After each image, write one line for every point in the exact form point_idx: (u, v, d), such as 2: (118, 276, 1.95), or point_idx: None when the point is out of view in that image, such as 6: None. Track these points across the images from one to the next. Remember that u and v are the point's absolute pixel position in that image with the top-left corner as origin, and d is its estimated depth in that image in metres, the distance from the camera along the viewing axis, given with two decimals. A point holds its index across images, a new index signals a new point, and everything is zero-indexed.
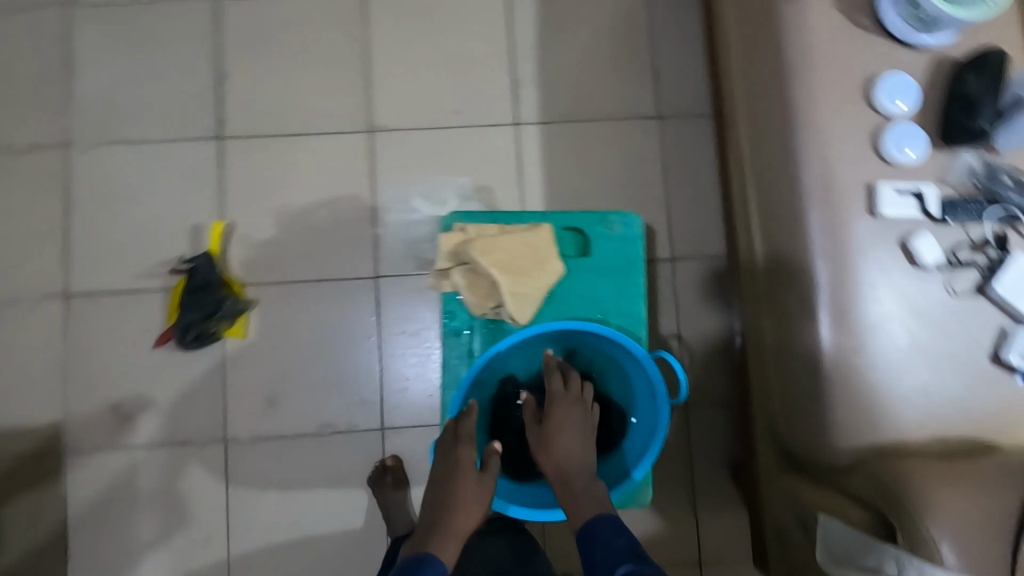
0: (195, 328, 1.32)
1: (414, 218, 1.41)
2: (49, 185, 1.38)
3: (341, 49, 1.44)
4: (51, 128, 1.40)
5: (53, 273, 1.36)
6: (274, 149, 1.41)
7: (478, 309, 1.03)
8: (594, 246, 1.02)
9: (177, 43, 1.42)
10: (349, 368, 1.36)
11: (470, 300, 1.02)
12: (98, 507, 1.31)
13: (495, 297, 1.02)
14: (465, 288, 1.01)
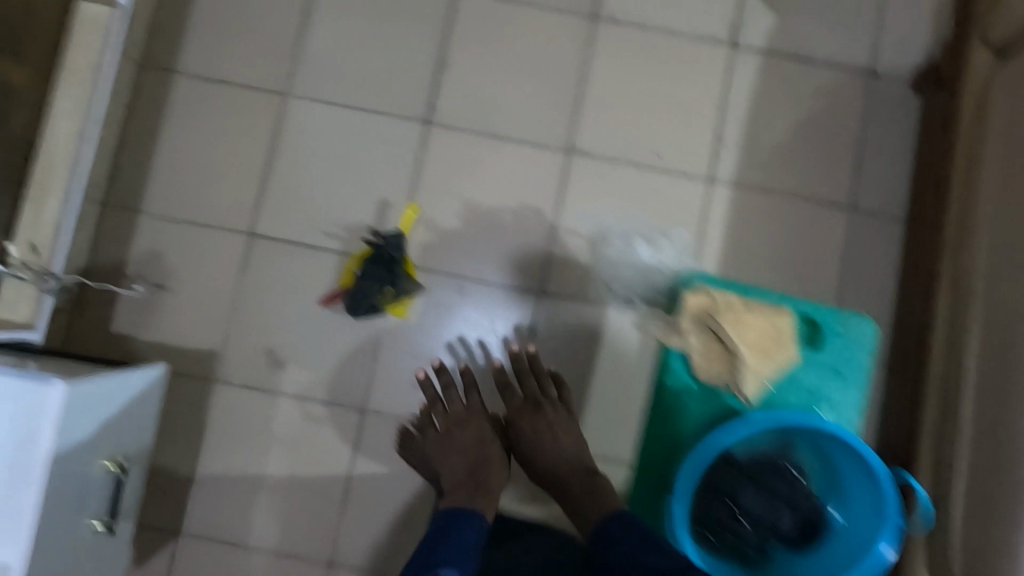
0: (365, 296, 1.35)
1: (635, 259, 1.40)
2: (260, 126, 1.44)
3: (560, 66, 1.47)
4: (276, 73, 1.46)
5: (245, 210, 1.42)
6: (474, 145, 1.45)
7: (704, 376, 1.04)
8: (828, 345, 1.04)
9: (410, 22, 1.47)
10: (476, 367, 1.40)
11: (700, 364, 1.04)
12: (235, 441, 1.37)
13: (727, 369, 1.03)
14: (701, 353, 1.02)
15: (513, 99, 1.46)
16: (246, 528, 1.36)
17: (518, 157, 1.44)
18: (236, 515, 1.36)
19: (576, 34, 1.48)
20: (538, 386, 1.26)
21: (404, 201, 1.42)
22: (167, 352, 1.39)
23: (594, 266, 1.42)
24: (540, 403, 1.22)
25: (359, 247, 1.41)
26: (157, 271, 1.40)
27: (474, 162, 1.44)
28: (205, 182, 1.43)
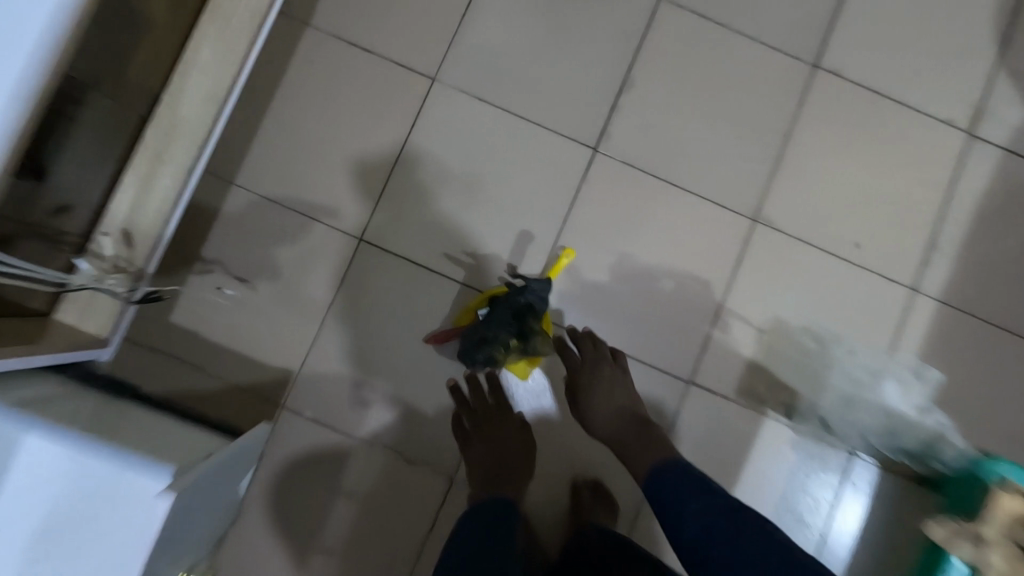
0: (490, 342, 1.07)
1: (862, 391, 1.17)
2: (394, 112, 1.19)
3: (762, 116, 1.21)
4: (425, 53, 1.20)
5: (357, 209, 1.17)
6: (644, 188, 1.19)
7: None
8: None
9: (596, 26, 1.21)
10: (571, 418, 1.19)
11: None
12: (292, 485, 1.13)
13: None
14: None
15: (699, 143, 1.20)
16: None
17: (693, 214, 1.19)
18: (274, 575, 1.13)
19: (788, 82, 1.23)
20: (591, 349, 1.13)
21: (548, 239, 1.18)
22: (233, 360, 1.14)
23: (756, 364, 1.17)
24: (593, 370, 1.11)
25: (494, 286, 1.17)
26: (240, 260, 1.16)
27: (640, 209, 1.19)
28: (316, 165, 1.18)
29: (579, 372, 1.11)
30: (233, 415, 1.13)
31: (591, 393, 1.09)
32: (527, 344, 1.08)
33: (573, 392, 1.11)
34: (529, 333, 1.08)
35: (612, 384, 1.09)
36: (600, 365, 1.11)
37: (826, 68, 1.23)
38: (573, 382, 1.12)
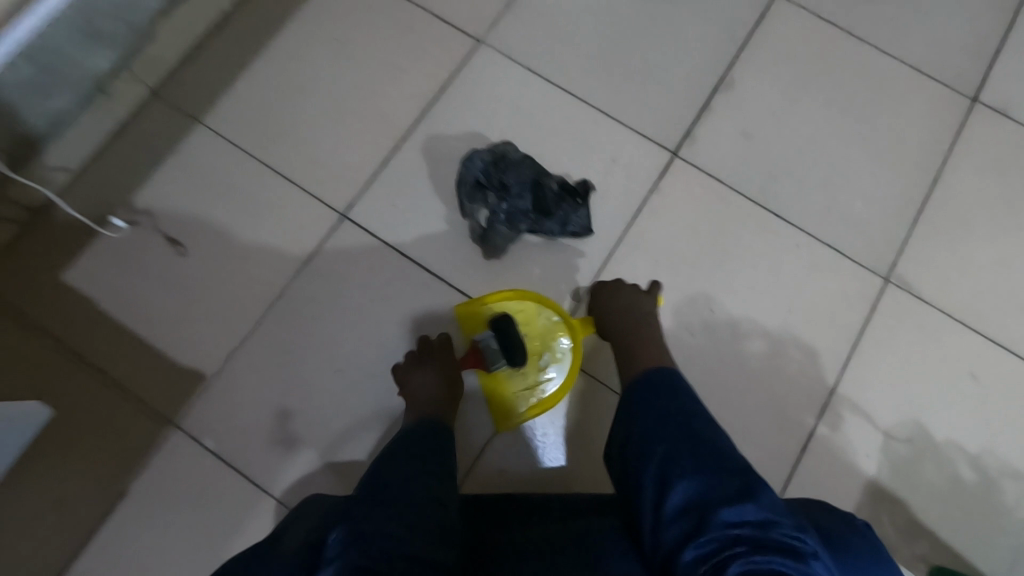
0: (491, 178, 0.83)
1: None
2: (421, 69, 0.92)
3: (902, 147, 0.91)
4: (474, 10, 0.95)
5: (348, 178, 0.88)
6: (733, 210, 0.87)
7: None
8: None
9: (692, 13, 0.96)
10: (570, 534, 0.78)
11: None
12: (151, 553, 0.75)
13: None
14: None
15: (817, 170, 0.89)
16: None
17: (799, 259, 0.85)
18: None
19: (941, 110, 0.92)
20: (568, 213, 0.82)
21: (591, 255, 0.85)
22: (131, 346, 0.81)
23: (880, 491, 0.77)
24: (555, 208, 0.82)
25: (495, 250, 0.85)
26: (180, 216, 0.86)
27: (727, 239, 0.86)
28: (308, 116, 0.90)
29: (553, 206, 0.82)
30: (103, 427, 0.78)
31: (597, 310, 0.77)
32: (504, 220, 0.82)
33: (525, 213, 0.82)
34: (516, 216, 0.82)
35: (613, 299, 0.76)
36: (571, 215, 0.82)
37: (995, 103, 0.93)
38: (531, 212, 0.82)
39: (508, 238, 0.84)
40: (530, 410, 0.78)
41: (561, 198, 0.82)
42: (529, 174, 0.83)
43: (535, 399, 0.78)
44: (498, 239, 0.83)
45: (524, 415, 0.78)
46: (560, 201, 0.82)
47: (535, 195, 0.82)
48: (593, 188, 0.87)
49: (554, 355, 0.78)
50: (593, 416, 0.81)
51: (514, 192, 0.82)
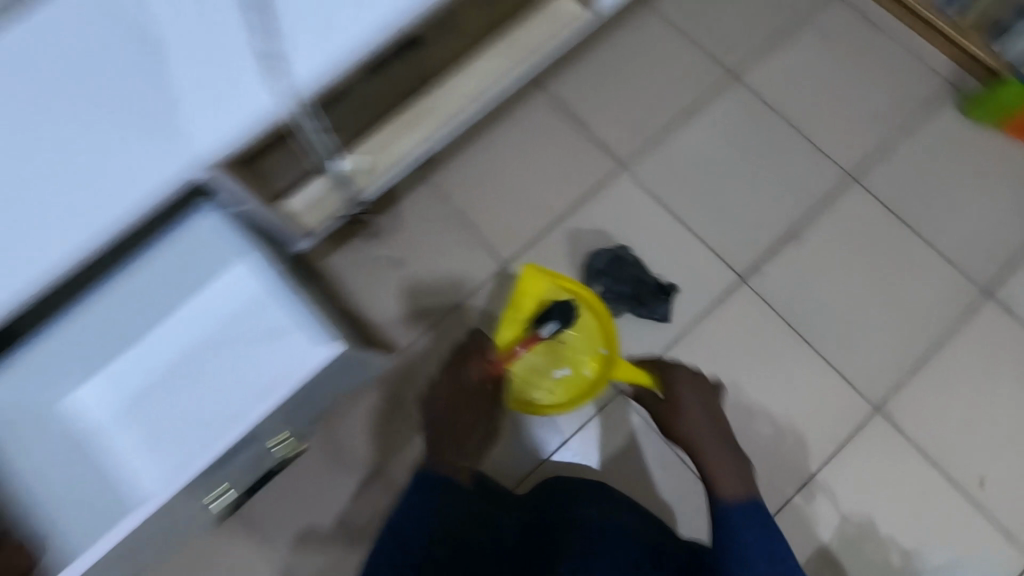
0: (611, 271, 1.23)
1: None
2: (581, 176, 1.32)
3: (920, 315, 1.21)
4: (626, 143, 1.34)
5: (514, 238, 1.28)
6: (777, 330, 1.21)
7: None
8: None
9: (783, 182, 1.31)
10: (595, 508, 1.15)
11: None
12: (339, 449, 1.16)
13: None
14: None
15: (846, 317, 1.21)
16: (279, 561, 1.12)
17: (817, 378, 1.18)
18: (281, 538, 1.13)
19: (958, 296, 1.22)
20: (660, 303, 1.22)
21: (666, 336, 1.22)
22: (351, 313, 1.21)
23: (829, 555, 1.10)
24: (652, 298, 1.22)
25: None
26: (397, 235, 1.26)
27: (765, 349, 1.20)
28: (497, 188, 1.30)
29: (651, 297, 1.22)
30: None
31: (680, 407, 0.96)
32: (616, 301, 1.22)
33: (631, 298, 1.22)
34: (624, 298, 1.22)
35: (695, 398, 0.97)
36: (662, 305, 1.22)
37: (1003, 302, 1.22)
38: (635, 298, 1.22)
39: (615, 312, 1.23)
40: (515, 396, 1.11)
41: (656, 293, 1.22)
42: (638, 272, 1.23)
43: (527, 390, 1.12)
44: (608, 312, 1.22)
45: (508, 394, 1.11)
46: (656, 295, 1.22)
47: (640, 288, 1.22)
48: (676, 292, 1.24)
49: (569, 373, 1.12)
50: (639, 444, 1.18)
51: (626, 283, 1.22)
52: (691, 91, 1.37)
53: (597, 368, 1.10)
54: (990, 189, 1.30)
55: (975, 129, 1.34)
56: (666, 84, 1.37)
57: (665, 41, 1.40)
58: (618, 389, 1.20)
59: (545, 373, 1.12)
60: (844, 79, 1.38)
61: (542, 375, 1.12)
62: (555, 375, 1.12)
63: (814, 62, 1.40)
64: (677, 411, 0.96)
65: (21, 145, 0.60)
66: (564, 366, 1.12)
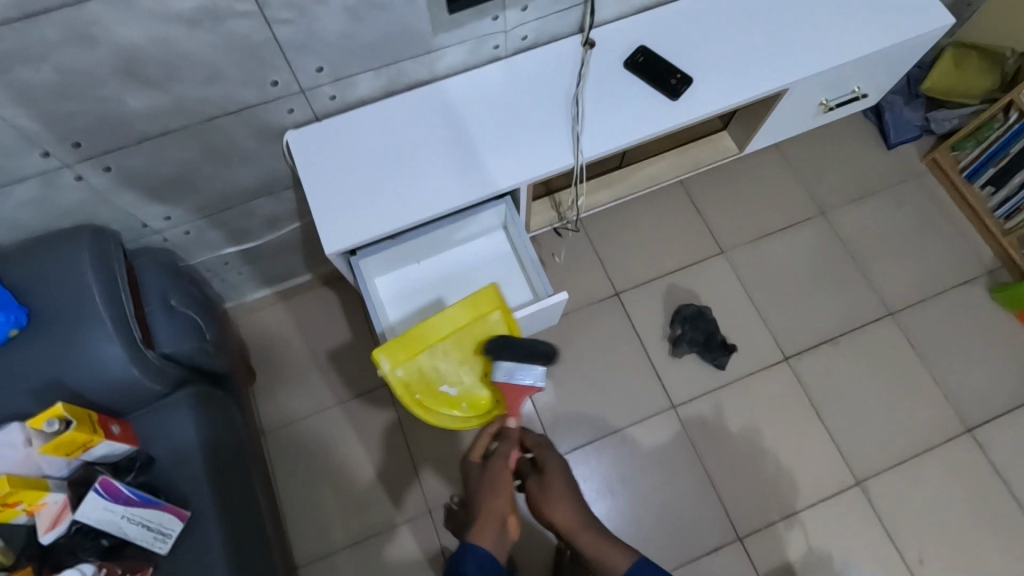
0: (693, 321, 1.67)
1: None
2: (690, 249, 1.79)
3: (909, 428, 1.61)
4: (730, 236, 1.81)
5: (630, 277, 1.75)
6: (799, 402, 1.63)
7: None
8: None
9: (837, 301, 1.75)
10: (633, 479, 1.56)
11: None
12: None
13: None
14: None
15: (854, 411, 1.63)
16: (409, 436, 1.59)
17: (818, 446, 1.59)
18: (415, 422, 1.61)
19: (946, 424, 1.61)
20: (721, 355, 1.65)
21: (719, 380, 1.65)
22: None
23: (792, 569, 1.49)
24: (717, 349, 1.65)
25: (676, 351, 1.66)
26: (550, 248, 1.76)
27: (787, 412, 1.62)
28: (627, 238, 1.79)
29: (717, 348, 1.65)
30: None
31: (544, 499, 1.08)
32: (690, 342, 1.65)
33: (702, 344, 1.65)
34: (697, 342, 1.65)
35: (556, 482, 1.09)
36: (723, 357, 1.65)
37: (979, 438, 1.59)
38: (704, 344, 1.65)
39: (686, 350, 1.66)
40: (403, 380, 1.12)
41: (721, 347, 1.65)
42: (713, 328, 1.67)
43: (416, 384, 1.14)
44: (682, 348, 1.65)
45: (397, 372, 1.11)
46: (721, 348, 1.65)
47: (711, 339, 1.66)
48: (736, 351, 1.67)
49: (454, 396, 1.16)
50: (677, 446, 1.59)
51: (701, 332, 1.66)
52: (789, 215, 1.84)
53: (475, 402, 1.16)
54: (995, 355, 1.68)
55: (998, 308, 1.73)
56: (771, 204, 1.85)
57: (779, 174, 1.88)
58: (674, 404, 1.63)
59: (435, 383, 1.15)
60: (907, 241, 1.81)
61: (433, 382, 1.15)
62: (442, 391, 1.16)
63: (888, 222, 1.84)
64: (546, 502, 1.08)
65: (436, 135, 1.12)
66: (454, 387, 1.16)
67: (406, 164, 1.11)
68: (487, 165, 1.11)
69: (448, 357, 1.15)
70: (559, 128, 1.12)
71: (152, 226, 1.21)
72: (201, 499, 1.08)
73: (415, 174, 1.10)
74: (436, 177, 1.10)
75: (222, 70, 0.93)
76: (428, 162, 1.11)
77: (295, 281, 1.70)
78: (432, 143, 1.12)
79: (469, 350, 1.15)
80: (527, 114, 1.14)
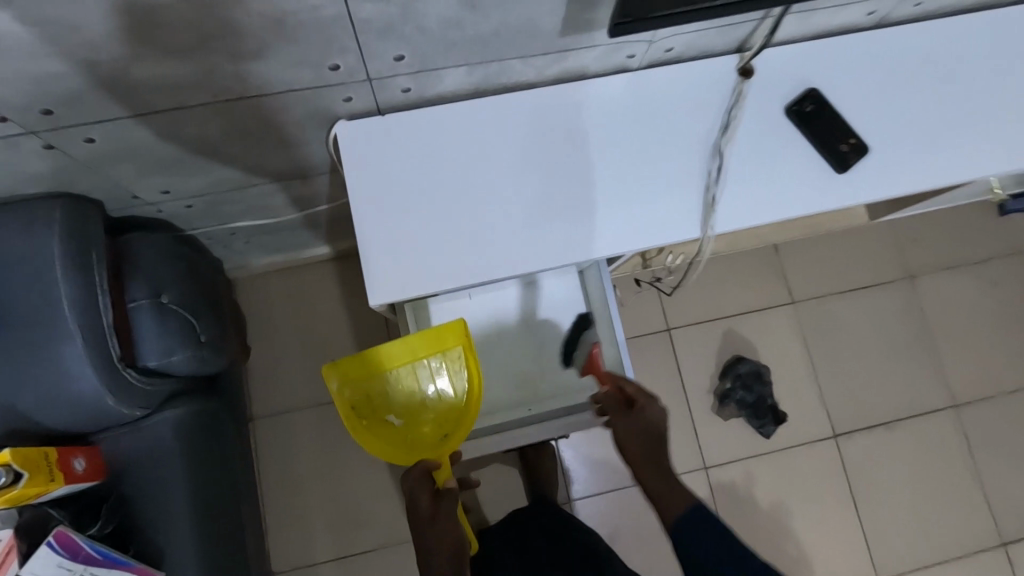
0: (746, 380, 1.48)
1: None
2: (757, 293, 1.57)
3: (942, 530, 1.51)
4: (804, 286, 1.59)
5: (685, 314, 1.54)
6: (836, 484, 1.51)
7: None
8: None
9: (902, 380, 1.58)
10: (645, 537, 1.45)
11: None
12: None
13: None
14: None
15: (890, 502, 1.52)
16: None
17: (844, 533, 1.49)
18: None
19: (980, 533, 1.52)
20: (767, 423, 1.49)
21: (758, 447, 1.50)
22: None
23: None
24: (766, 416, 1.49)
25: (719, 409, 1.50)
26: None
27: (821, 492, 1.50)
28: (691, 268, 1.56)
29: (766, 415, 1.49)
30: None
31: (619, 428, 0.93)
32: (740, 403, 1.48)
33: (750, 408, 1.48)
34: (746, 405, 1.48)
35: (637, 416, 0.93)
36: (770, 426, 1.49)
37: (1011, 555, 1.51)
38: (753, 409, 1.48)
39: (730, 411, 1.49)
40: (345, 400, 0.87)
41: (770, 415, 1.49)
42: (766, 390, 1.49)
43: (360, 407, 0.89)
44: (727, 407, 1.49)
45: (342, 392, 0.87)
46: (770, 416, 1.49)
47: (761, 404, 1.49)
48: (784, 420, 1.51)
49: (399, 428, 0.91)
50: None
51: (752, 394, 1.48)
52: (874, 273, 1.62)
53: (421, 440, 0.91)
54: None
55: None
56: (856, 256, 1.62)
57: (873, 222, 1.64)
58: (704, 465, 1.49)
59: (381, 408, 0.90)
60: (992, 326, 1.63)
61: (378, 407, 0.90)
62: (387, 420, 0.90)
63: (977, 301, 1.64)
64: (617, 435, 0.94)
65: (529, 161, 0.86)
66: (402, 419, 0.91)
67: (486, 193, 0.85)
68: (588, 215, 0.85)
69: (407, 385, 0.91)
70: (688, 184, 0.87)
71: (144, 200, 0.95)
72: (180, 555, 0.90)
73: (495, 211, 0.84)
74: (521, 220, 0.84)
75: (273, 44, 0.66)
76: (514, 198, 0.85)
77: (308, 252, 1.44)
78: (523, 171, 0.85)
79: (431, 381, 0.91)
80: (652, 155, 0.87)
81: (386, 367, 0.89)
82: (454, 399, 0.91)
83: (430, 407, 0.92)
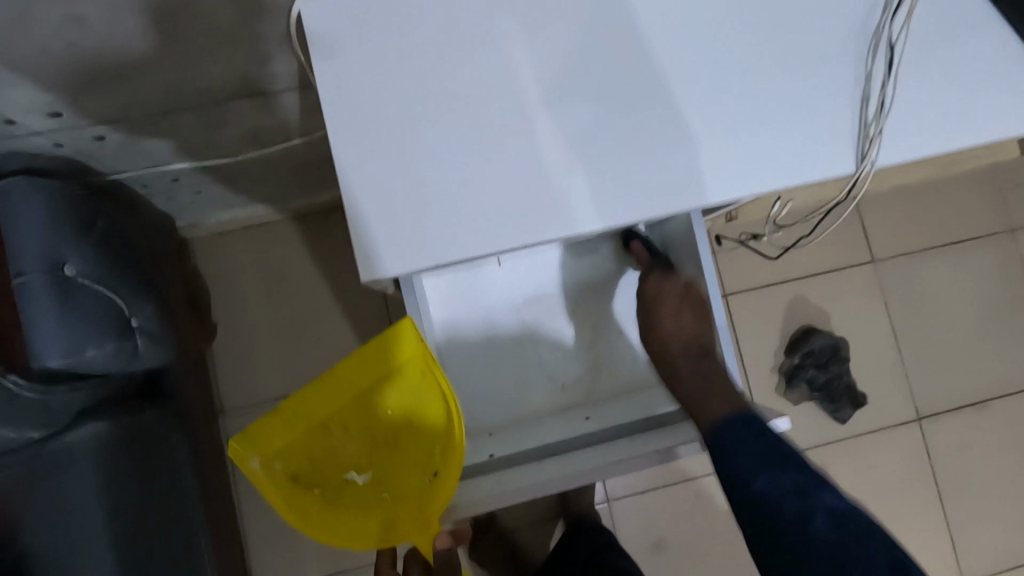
0: (818, 358, 1.23)
1: None
2: (831, 252, 1.30)
3: None
4: (886, 243, 1.32)
5: (744, 279, 1.27)
6: (919, 474, 1.28)
7: None
8: None
9: (998, 353, 1.33)
10: (698, 540, 1.22)
11: None
12: None
13: None
14: None
15: (980, 493, 1.30)
16: None
17: (927, 529, 1.28)
18: None
19: None
20: (841, 408, 1.25)
21: (829, 434, 1.27)
22: None
23: None
24: (840, 400, 1.24)
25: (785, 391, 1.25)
26: None
27: (902, 484, 1.28)
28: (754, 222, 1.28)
29: (840, 400, 1.24)
30: None
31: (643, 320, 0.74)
32: (810, 385, 1.23)
33: (822, 392, 1.24)
34: (818, 387, 1.23)
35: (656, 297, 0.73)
36: (844, 411, 1.25)
37: None
38: (825, 392, 1.24)
39: (799, 393, 1.25)
40: (277, 475, 0.67)
41: (844, 399, 1.24)
42: (842, 370, 1.24)
43: (307, 474, 0.70)
44: (795, 389, 1.24)
45: (272, 466, 0.68)
46: (845, 401, 1.24)
47: (835, 386, 1.24)
48: (862, 403, 1.26)
49: (368, 486, 0.71)
50: None
51: (826, 374, 1.23)
52: (969, 226, 1.34)
53: (404, 494, 0.70)
54: None
55: None
56: (949, 206, 1.34)
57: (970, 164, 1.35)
58: None
59: (337, 470, 0.72)
60: None
61: (331, 470, 0.71)
62: (348, 481, 0.71)
63: None
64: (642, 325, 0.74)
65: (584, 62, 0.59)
66: (368, 474, 0.72)
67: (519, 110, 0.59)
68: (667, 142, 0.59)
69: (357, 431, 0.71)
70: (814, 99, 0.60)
71: (25, 125, 0.66)
72: None
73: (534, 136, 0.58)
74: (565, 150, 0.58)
75: None
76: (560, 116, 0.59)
77: (281, 206, 1.15)
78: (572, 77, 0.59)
79: (388, 414, 0.71)
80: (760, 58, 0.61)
81: (320, 422, 0.70)
82: (426, 429, 0.70)
83: (400, 448, 0.72)
